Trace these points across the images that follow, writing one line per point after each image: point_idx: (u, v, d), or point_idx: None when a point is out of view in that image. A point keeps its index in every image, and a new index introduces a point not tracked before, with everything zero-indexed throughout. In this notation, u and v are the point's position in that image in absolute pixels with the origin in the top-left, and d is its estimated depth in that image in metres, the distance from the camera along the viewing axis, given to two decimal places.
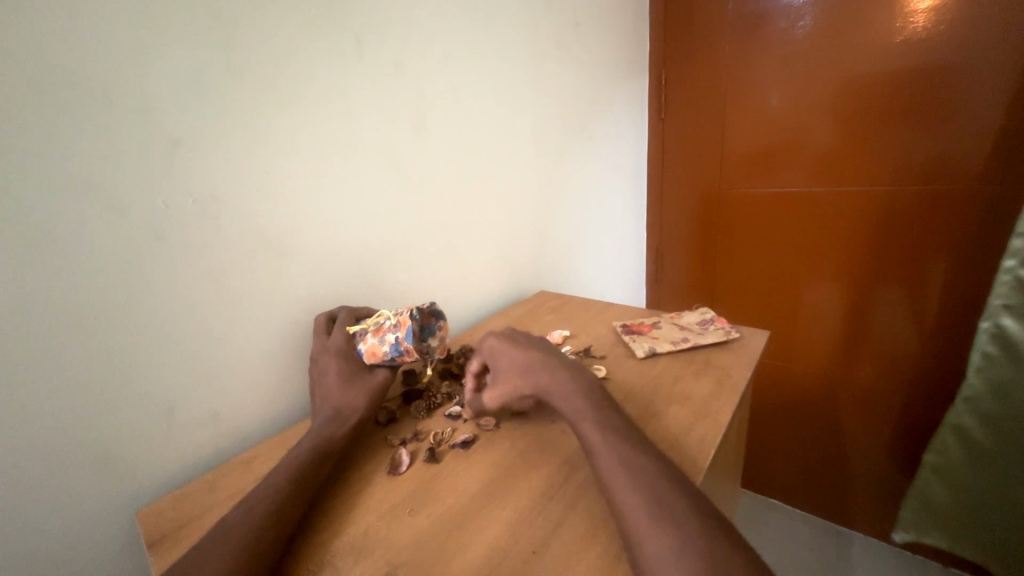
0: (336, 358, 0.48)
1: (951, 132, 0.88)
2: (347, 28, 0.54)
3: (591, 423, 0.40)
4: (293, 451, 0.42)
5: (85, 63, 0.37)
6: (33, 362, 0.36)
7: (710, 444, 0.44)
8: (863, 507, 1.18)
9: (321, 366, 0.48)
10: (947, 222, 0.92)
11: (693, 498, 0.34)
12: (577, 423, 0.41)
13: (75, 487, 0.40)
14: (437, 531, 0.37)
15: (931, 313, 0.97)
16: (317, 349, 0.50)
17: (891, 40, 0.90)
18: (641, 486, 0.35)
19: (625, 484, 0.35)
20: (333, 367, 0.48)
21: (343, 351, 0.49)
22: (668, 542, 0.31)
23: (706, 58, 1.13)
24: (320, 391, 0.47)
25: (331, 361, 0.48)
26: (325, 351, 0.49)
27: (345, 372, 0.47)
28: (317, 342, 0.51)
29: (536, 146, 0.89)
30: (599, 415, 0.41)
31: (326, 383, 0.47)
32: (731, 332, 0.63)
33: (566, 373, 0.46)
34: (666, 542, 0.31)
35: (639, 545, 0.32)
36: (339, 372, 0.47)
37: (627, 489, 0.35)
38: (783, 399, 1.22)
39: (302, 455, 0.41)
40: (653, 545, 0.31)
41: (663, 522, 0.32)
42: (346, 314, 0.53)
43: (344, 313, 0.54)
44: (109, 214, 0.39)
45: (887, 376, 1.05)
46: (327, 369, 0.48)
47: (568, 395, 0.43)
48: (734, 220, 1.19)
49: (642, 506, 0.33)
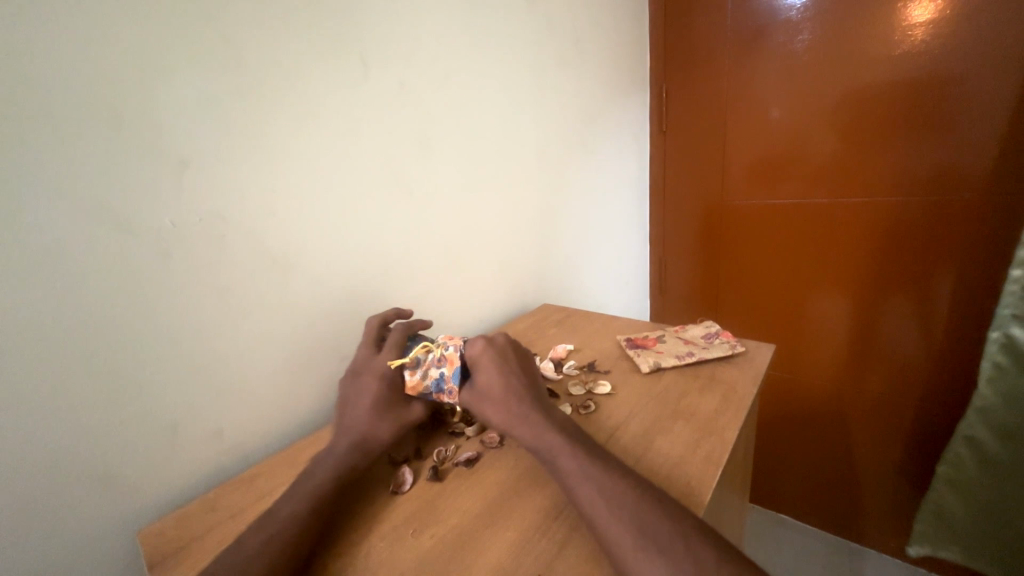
0: (377, 382, 0.46)
1: (952, 142, 0.88)
2: (352, 49, 0.56)
3: None
4: (313, 475, 0.41)
5: (96, 87, 0.38)
6: (39, 379, 0.37)
7: (717, 461, 0.43)
8: (875, 523, 1.15)
9: (359, 386, 0.47)
10: (953, 232, 0.91)
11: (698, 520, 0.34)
12: (551, 460, 0.40)
13: (77, 506, 0.39)
14: (440, 553, 0.36)
15: (940, 324, 0.95)
16: (361, 365, 0.48)
17: (889, 53, 0.91)
18: (628, 515, 0.34)
19: (607, 515, 0.34)
20: (371, 392, 0.46)
21: (386, 374, 0.47)
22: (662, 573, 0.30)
23: (706, 72, 1.15)
24: (350, 413, 0.45)
25: (371, 382, 0.47)
26: (367, 369, 0.48)
27: (382, 401, 0.46)
28: (363, 354, 0.50)
29: (539, 160, 0.90)
30: None
31: (359, 406, 0.45)
32: (736, 346, 0.63)
33: None
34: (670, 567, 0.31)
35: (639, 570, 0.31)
36: (376, 399, 0.46)
37: (613, 522, 0.34)
38: (791, 412, 1.20)
39: (322, 480, 0.40)
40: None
41: (654, 553, 0.32)
42: (399, 333, 0.50)
43: (400, 329, 0.51)
44: (115, 232, 0.39)
45: (896, 388, 1.03)
46: (365, 391, 0.46)
47: None
48: (737, 231, 1.19)
49: (627, 538, 0.33)
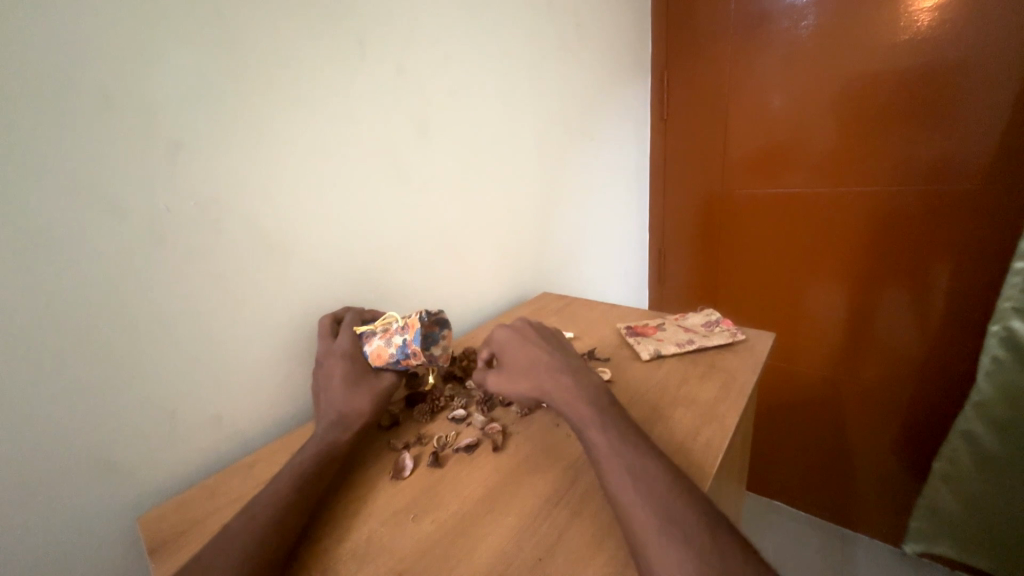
0: (342, 360, 0.48)
1: (954, 131, 0.87)
2: (350, 30, 0.54)
3: (594, 432, 0.39)
4: (297, 456, 0.41)
5: (88, 67, 0.37)
6: (35, 367, 0.36)
7: (717, 448, 0.43)
8: (869, 509, 1.17)
9: (327, 369, 0.49)
10: (953, 221, 0.91)
11: (699, 504, 0.34)
12: (582, 430, 0.40)
13: (76, 493, 0.39)
14: (441, 537, 0.37)
15: (937, 314, 0.96)
16: (323, 352, 0.50)
17: (894, 40, 0.90)
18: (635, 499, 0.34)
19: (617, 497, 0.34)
20: (338, 371, 0.48)
21: (348, 353, 0.49)
22: (681, 558, 0.30)
23: (708, 59, 1.13)
24: (325, 394, 0.47)
25: (336, 363, 0.48)
26: (331, 354, 0.50)
27: (350, 375, 0.47)
28: (323, 343, 0.51)
29: (539, 146, 0.89)
30: (601, 424, 0.40)
31: (332, 385, 0.47)
32: (736, 334, 0.63)
33: (567, 373, 0.46)
34: (668, 549, 0.31)
35: (644, 555, 0.31)
36: (345, 376, 0.47)
37: (637, 503, 0.34)
38: (787, 400, 1.21)
39: (307, 459, 0.41)
40: (662, 565, 0.30)
41: (661, 535, 0.32)
42: (352, 318, 0.53)
43: (351, 316, 0.53)
44: (111, 217, 0.39)
45: (891, 377, 1.04)
46: (332, 372, 0.48)
47: (568, 405, 0.42)
48: (738, 220, 1.18)
49: (650, 520, 0.32)
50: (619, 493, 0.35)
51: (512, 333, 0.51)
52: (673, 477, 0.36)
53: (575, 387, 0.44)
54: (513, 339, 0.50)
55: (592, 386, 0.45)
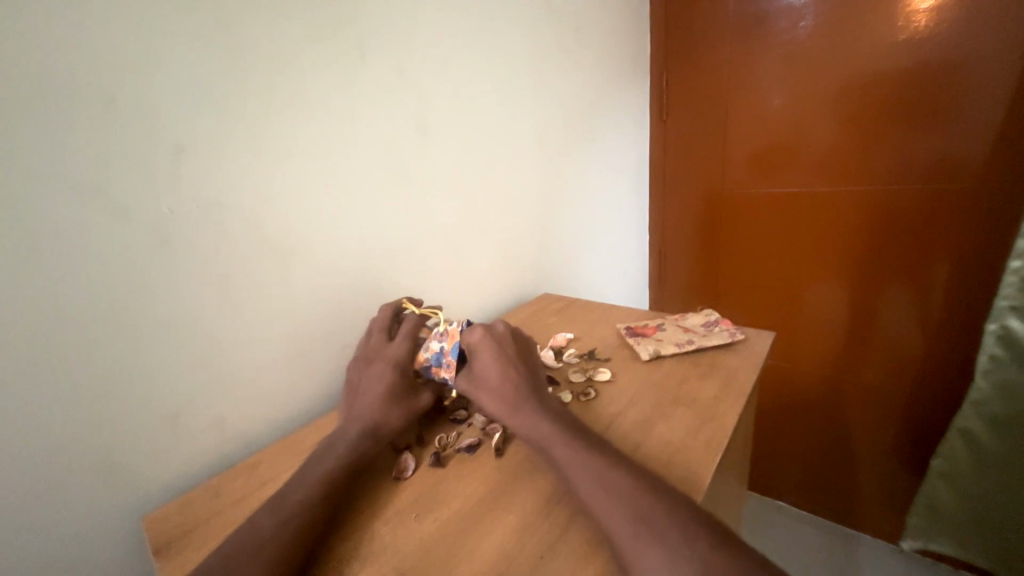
0: (391, 369, 0.47)
1: (951, 131, 0.88)
2: (351, 35, 0.55)
3: (559, 448, 0.39)
4: (320, 462, 0.40)
5: (95, 75, 0.37)
6: (41, 368, 0.37)
7: (717, 446, 0.43)
8: (869, 508, 1.17)
9: (372, 372, 0.47)
10: (950, 220, 0.91)
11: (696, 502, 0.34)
12: (545, 447, 0.40)
13: (82, 494, 0.40)
14: (443, 536, 0.37)
15: (936, 313, 0.96)
16: (374, 351, 0.49)
17: (892, 40, 0.90)
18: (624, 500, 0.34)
19: (605, 499, 0.35)
20: (385, 378, 0.47)
21: (401, 363, 0.48)
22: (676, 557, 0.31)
23: (708, 60, 1.13)
24: (360, 397, 0.46)
25: (384, 370, 0.47)
26: (381, 357, 0.49)
27: (394, 389, 0.46)
28: (377, 341, 0.50)
29: (539, 147, 0.90)
30: (567, 441, 0.40)
31: (371, 390, 0.46)
32: (736, 334, 0.63)
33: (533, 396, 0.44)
34: (655, 550, 0.31)
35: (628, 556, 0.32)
36: (391, 385, 0.46)
37: (617, 506, 0.34)
38: (788, 400, 1.21)
39: (331, 468, 0.40)
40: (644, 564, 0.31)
41: (651, 534, 0.32)
42: (414, 325, 0.52)
43: (412, 321, 0.53)
44: (115, 220, 0.39)
45: (891, 376, 1.05)
46: (378, 378, 0.47)
47: (527, 430, 0.42)
48: (736, 220, 1.19)
49: (626, 524, 0.33)
50: (594, 502, 0.35)
51: (487, 340, 0.48)
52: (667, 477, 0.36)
53: (538, 413, 0.42)
54: (490, 349, 0.47)
55: (556, 410, 0.44)
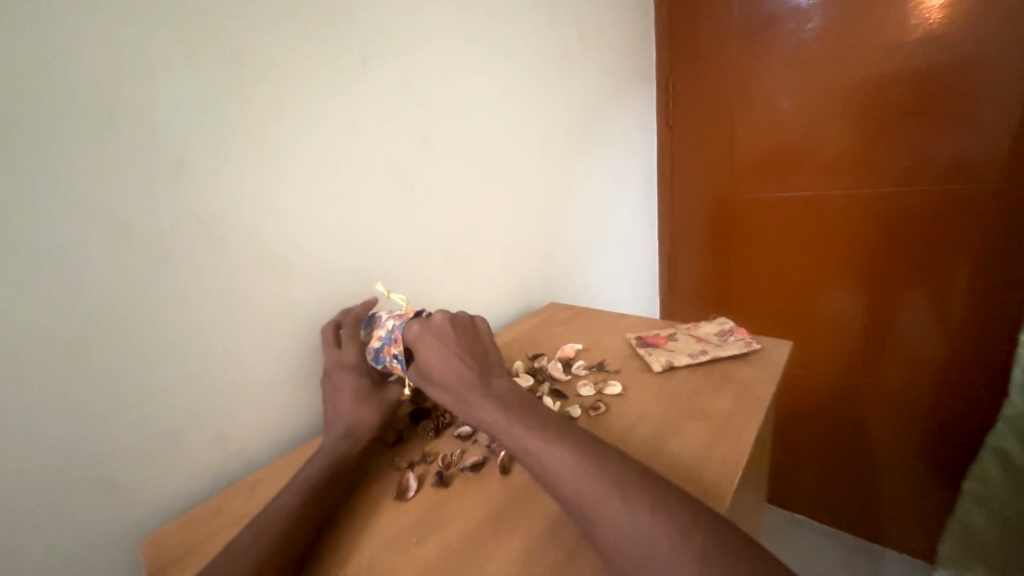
0: (349, 375, 0.48)
1: (968, 131, 0.85)
2: (352, 47, 0.55)
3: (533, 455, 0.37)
4: (304, 472, 0.40)
5: (94, 91, 0.37)
6: (35, 387, 0.36)
7: (735, 464, 0.41)
8: (897, 523, 1.12)
9: (334, 382, 0.48)
10: (970, 223, 0.88)
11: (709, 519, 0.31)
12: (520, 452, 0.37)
13: (76, 517, 0.39)
14: (446, 561, 0.35)
15: (958, 318, 0.92)
16: (330, 363, 0.49)
17: (903, 39, 0.88)
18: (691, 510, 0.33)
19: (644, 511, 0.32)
20: (347, 384, 0.48)
21: (357, 366, 0.49)
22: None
23: (711, 67, 1.13)
24: (333, 408, 0.47)
25: (345, 377, 0.48)
26: (338, 365, 0.49)
27: (359, 390, 0.47)
28: (328, 353, 0.50)
29: (544, 159, 0.89)
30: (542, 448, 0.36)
31: (340, 399, 0.47)
32: (751, 343, 0.61)
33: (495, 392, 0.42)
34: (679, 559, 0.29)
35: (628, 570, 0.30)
36: (354, 389, 0.47)
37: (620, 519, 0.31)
38: (807, 410, 1.17)
39: (314, 476, 0.40)
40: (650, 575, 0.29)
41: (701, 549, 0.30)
42: (354, 322, 0.52)
43: (350, 319, 0.52)
44: (114, 236, 0.39)
45: (915, 385, 1.00)
46: (342, 385, 0.48)
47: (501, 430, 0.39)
48: (748, 226, 1.16)
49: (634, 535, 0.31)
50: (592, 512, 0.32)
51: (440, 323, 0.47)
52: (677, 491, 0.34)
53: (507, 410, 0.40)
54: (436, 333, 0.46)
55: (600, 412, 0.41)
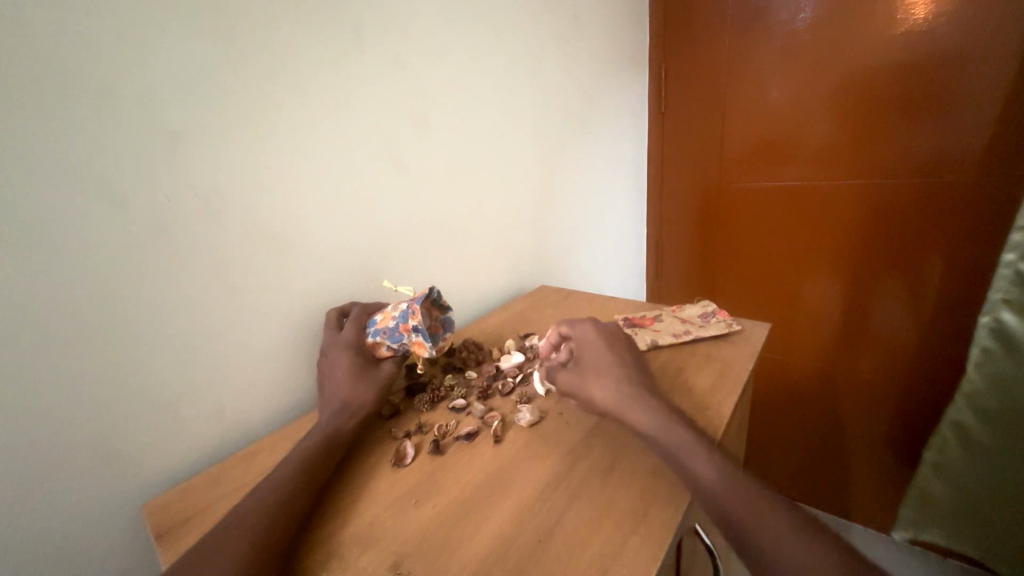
0: (347, 352, 0.50)
1: (947, 126, 0.88)
2: (348, 23, 0.55)
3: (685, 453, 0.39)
4: (303, 442, 0.42)
5: (90, 63, 0.37)
6: (38, 357, 0.37)
7: (714, 434, 0.44)
8: (864, 499, 1.18)
9: (332, 360, 0.50)
10: (944, 214, 0.92)
11: None
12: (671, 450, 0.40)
13: (81, 483, 0.40)
14: (443, 521, 0.37)
15: (929, 305, 0.97)
16: (328, 343, 0.51)
17: (890, 32, 0.90)
18: None
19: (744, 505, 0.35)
20: (343, 360, 0.49)
21: (354, 344, 0.50)
22: None
23: (705, 54, 1.13)
24: (329, 384, 0.48)
25: (340, 354, 0.50)
26: (335, 345, 0.51)
27: (355, 366, 0.49)
28: (329, 335, 0.53)
29: (537, 142, 0.90)
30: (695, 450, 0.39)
31: (336, 374, 0.48)
32: (733, 325, 0.64)
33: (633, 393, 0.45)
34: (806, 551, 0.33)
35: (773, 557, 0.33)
36: (349, 365, 0.49)
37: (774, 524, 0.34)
38: (784, 392, 1.22)
39: (314, 445, 0.42)
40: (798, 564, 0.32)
41: None
42: (359, 311, 0.54)
43: (357, 310, 0.55)
44: (113, 209, 0.39)
45: (884, 368, 1.06)
46: (338, 362, 0.49)
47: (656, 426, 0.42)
48: (735, 214, 1.19)
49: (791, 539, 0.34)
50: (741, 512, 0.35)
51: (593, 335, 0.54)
52: (693, 436, 0.40)
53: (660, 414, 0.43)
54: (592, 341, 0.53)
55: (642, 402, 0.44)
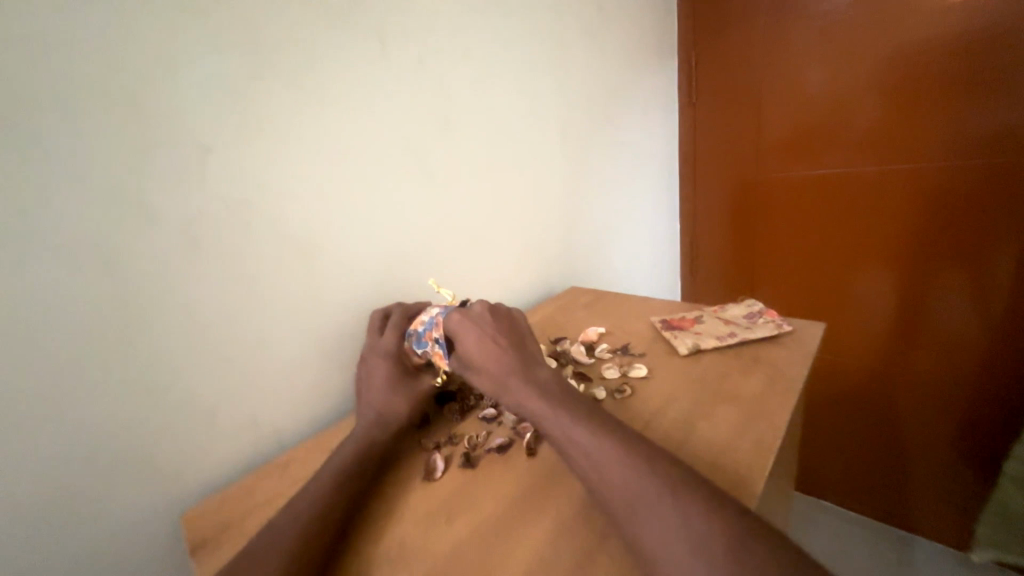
0: (385, 361, 0.49)
1: (1020, 100, 0.79)
2: (370, 27, 0.54)
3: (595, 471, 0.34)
4: (337, 454, 0.41)
5: (121, 80, 0.37)
6: (77, 370, 0.37)
7: (768, 448, 0.40)
8: (931, 511, 1.08)
9: (369, 367, 0.49)
10: (1018, 199, 0.83)
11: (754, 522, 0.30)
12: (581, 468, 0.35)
13: (121, 493, 0.40)
14: (477, 541, 0.35)
15: (1002, 300, 0.88)
16: (367, 348, 0.50)
17: (950, 1, 0.82)
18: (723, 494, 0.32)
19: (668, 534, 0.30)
20: (381, 369, 0.48)
21: (392, 353, 0.49)
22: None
23: (739, 39, 1.08)
24: (365, 392, 0.47)
25: (378, 362, 0.49)
26: (374, 351, 0.50)
27: (393, 376, 0.48)
28: (369, 338, 0.52)
29: (564, 140, 0.87)
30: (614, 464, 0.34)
31: (372, 383, 0.47)
32: (782, 326, 0.59)
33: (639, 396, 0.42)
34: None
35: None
36: (387, 374, 0.48)
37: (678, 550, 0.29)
38: (836, 395, 1.14)
39: (348, 458, 0.41)
40: None
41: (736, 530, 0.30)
42: (399, 315, 0.53)
43: (397, 313, 0.54)
44: (145, 223, 0.40)
45: (952, 369, 0.96)
46: (376, 370, 0.48)
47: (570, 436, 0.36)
48: (776, 206, 1.12)
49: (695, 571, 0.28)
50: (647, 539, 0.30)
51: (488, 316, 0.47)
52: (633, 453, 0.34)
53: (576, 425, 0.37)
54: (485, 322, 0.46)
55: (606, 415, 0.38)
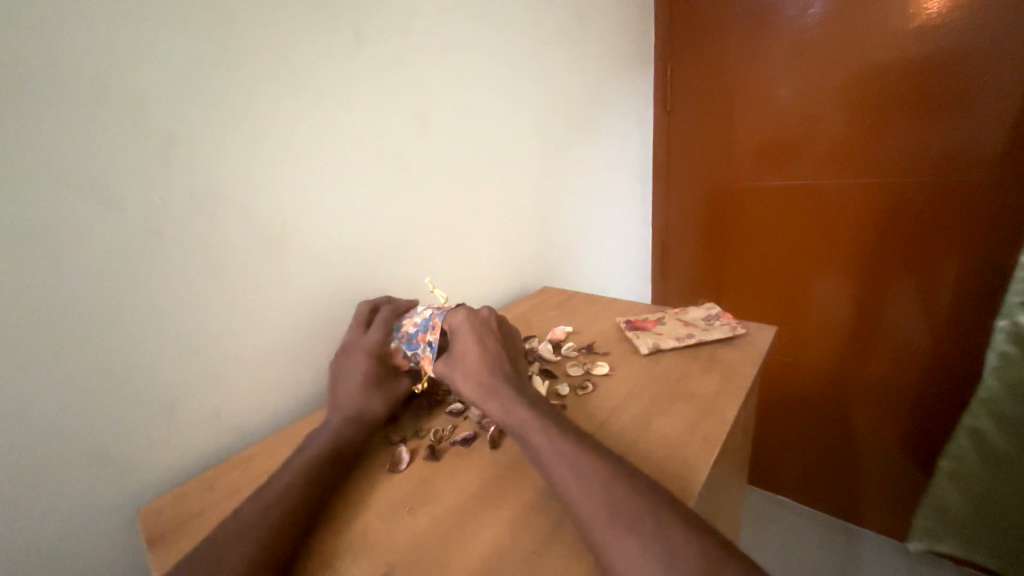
0: (366, 358, 0.49)
1: (962, 123, 0.86)
2: (346, 23, 0.54)
3: (558, 469, 0.36)
4: (307, 447, 0.42)
5: (85, 66, 0.37)
6: (33, 360, 0.37)
7: (715, 442, 0.43)
8: (876, 505, 1.16)
9: (351, 362, 0.49)
10: (959, 213, 0.89)
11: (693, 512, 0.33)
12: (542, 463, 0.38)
13: (76, 486, 0.40)
14: (437, 530, 0.37)
15: (943, 307, 0.94)
16: (350, 343, 0.51)
17: (903, 28, 0.88)
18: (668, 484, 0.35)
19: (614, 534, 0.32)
20: (362, 365, 0.48)
21: (376, 351, 0.50)
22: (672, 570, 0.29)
23: (712, 52, 1.12)
24: (342, 387, 0.48)
25: (360, 359, 0.49)
26: (357, 347, 0.50)
27: (373, 374, 0.48)
28: (353, 334, 0.52)
29: (539, 142, 0.89)
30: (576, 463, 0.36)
31: (351, 379, 0.48)
32: (737, 328, 0.62)
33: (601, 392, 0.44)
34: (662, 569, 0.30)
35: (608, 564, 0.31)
36: (368, 371, 0.48)
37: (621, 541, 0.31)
38: (793, 395, 1.20)
39: (318, 451, 0.41)
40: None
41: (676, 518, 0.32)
42: (388, 314, 0.53)
43: (386, 311, 0.54)
44: (108, 213, 0.39)
45: (897, 371, 1.03)
46: (356, 366, 0.48)
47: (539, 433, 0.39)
48: (743, 214, 1.17)
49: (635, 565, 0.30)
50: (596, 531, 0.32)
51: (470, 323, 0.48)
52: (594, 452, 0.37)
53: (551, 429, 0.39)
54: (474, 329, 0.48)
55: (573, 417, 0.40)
